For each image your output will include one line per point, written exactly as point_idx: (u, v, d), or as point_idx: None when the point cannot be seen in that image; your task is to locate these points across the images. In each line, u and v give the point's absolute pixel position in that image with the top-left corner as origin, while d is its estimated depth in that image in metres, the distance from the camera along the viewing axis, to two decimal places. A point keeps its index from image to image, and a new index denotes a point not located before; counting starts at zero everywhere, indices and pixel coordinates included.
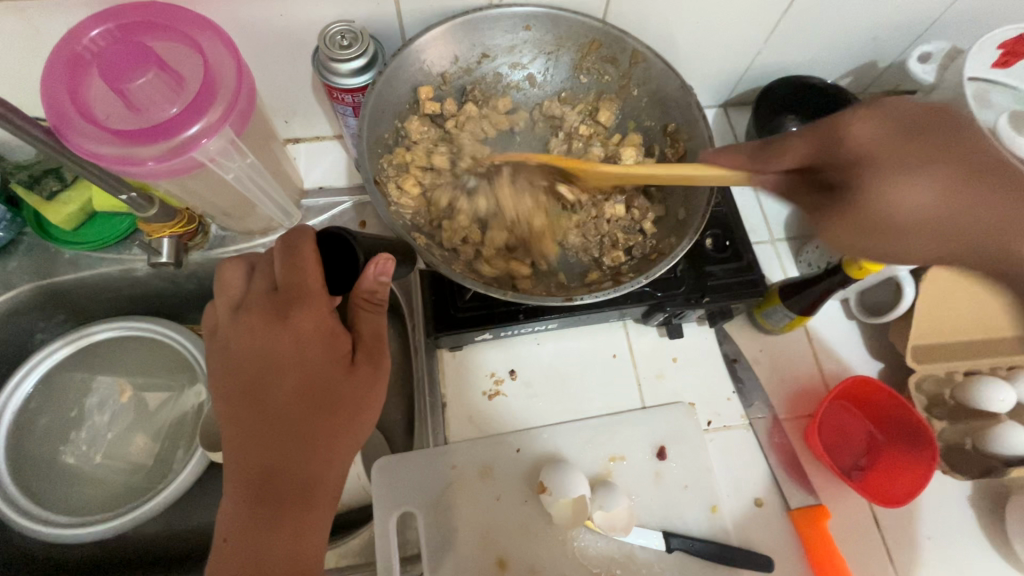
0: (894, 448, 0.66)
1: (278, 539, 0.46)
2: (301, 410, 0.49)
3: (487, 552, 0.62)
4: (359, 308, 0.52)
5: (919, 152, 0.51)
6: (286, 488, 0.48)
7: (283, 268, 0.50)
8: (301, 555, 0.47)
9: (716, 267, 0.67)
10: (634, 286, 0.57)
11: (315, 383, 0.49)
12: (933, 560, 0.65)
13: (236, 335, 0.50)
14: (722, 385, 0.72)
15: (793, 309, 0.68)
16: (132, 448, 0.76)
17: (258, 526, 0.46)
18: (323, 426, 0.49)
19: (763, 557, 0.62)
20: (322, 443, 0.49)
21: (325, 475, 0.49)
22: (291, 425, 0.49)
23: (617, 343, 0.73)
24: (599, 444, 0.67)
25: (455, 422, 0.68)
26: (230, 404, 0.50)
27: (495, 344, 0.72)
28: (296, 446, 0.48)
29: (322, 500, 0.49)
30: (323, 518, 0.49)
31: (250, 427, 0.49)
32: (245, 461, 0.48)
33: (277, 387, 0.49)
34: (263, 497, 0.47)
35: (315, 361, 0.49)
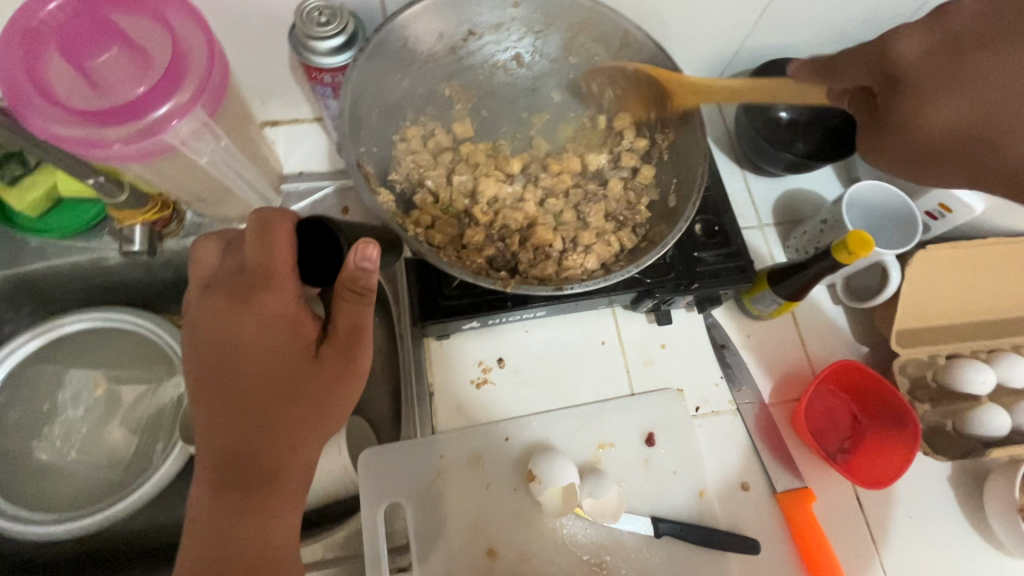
0: (877, 430, 0.68)
1: (245, 525, 0.45)
2: (265, 395, 0.47)
3: (477, 541, 0.62)
4: (341, 298, 0.48)
5: (963, 55, 0.45)
6: (252, 472, 0.46)
7: (250, 250, 0.48)
8: (267, 542, 0.46)
9: (705, 253, 0.66)
10: (625, 274, 0.57)
11: (281, 370, 0.48)
12: (915, 539, 0.66)
13: (202, 315, 0.49)
14: (711, 370, 0.72)
15: (780, 294, 0.68)
16: (109, 442, 0.74)
17: (224, 512, 0.45)
18: (287, 412, 0.48)
19: (750, 540, 0.63)
20: (287, 427, 0.48)
21: (292, 463, 0.48)
22: (256, 412, 0.47)
23: (606, 330, 0.73)
24: (588, 431, 0.67)
25: (443, 412, 0.67)
26: (195, 387, 0.48)
27: (485, 332, 0.71)
28: (264, 432, 0.47)
29: (291, 483, 0.48)
30: (291, 502, 0.48)
31: (215, 410, 0.47)
32: (212, 444, 0.47)
33: (242, 372, 0.47)
34: (229, 483, 0.46)
35: (281, 348, 0.48)
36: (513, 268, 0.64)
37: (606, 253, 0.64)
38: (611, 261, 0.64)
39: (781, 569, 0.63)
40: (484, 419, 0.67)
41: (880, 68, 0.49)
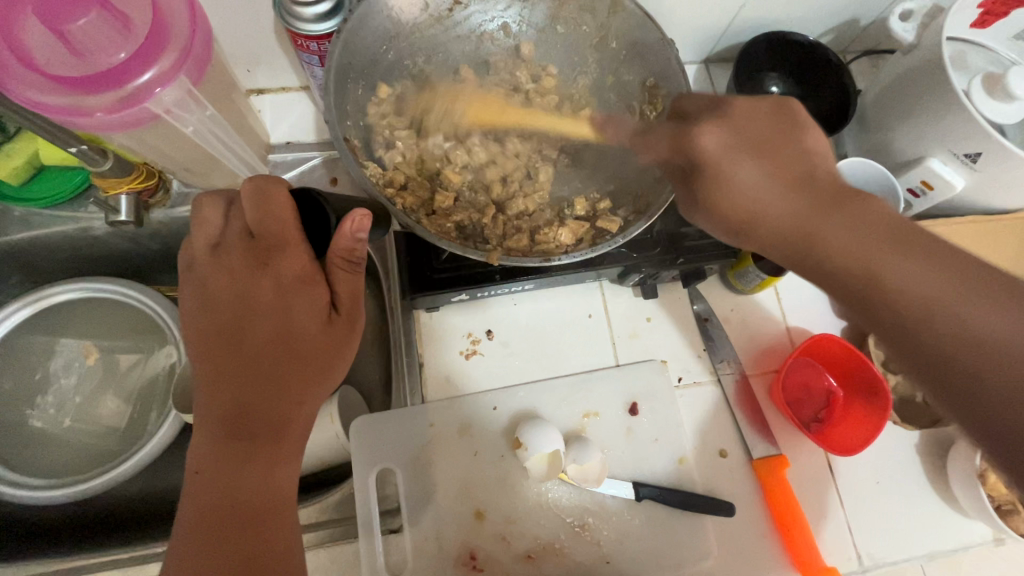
0: (850, 401, 0.71)
1: (251, 474, 0.46)
2: (275, 354, 0.48)
3: (465, 505, 0.64)
4: (335, 267, 0.49)
5: (751, 144, 0.46)
6: (259, 426, 0.47)
7: (255, 214, 0.48)
8: (271, 491, 0.47)
9: (691, 228, 0.67)
10: (612, 246, 0.57)
11: (291, 330, 0.48)
12: (879, 502, 0.70)
13: (213, 273, 0.49)
14: (693, 343, 0.74)
15: (765, 270, 0.69)
16: (102, 411, 0.75)
17: (229, 463, 0.46)
18: (296, 370, 0.49)
19: (726, 503, 0.66)
20: (297, 384, 0.49)
21: (297, 417, 0.49)
22: (264, 367, 0.48)
23: (593, 303, 0.74)
24: (574, 401, 0.69)
25: (432, 381, 0.69)
26: (201, 343, 0.48)
27: (474, 304, 0.72)
28: (270, 389, 0.48)
29: (294, 437, 0.49)
30: (295, 454, 0.49)
31: (222, 366, 0.47)
32: (217, 399, 0.47)
33: (252, 331, 0.48)
34: (233, 435, 0.47)
35: (293, 309, 0.49)
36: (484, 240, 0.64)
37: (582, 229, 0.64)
38: (600, 235, 0.64)
39: (754, 529, 0.67)
40: (472, 389, 0.69)
41: (689, 154, 0.49)
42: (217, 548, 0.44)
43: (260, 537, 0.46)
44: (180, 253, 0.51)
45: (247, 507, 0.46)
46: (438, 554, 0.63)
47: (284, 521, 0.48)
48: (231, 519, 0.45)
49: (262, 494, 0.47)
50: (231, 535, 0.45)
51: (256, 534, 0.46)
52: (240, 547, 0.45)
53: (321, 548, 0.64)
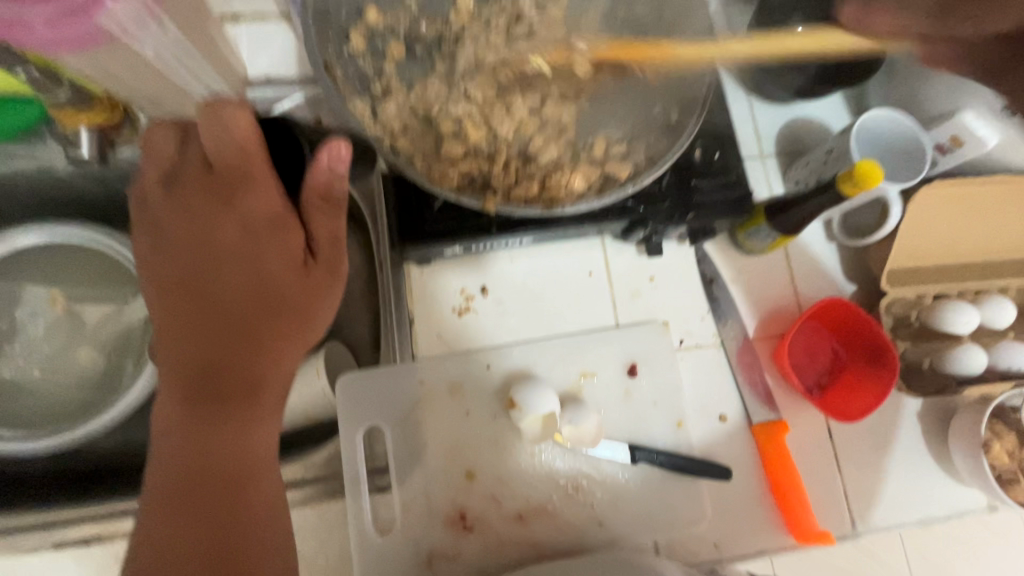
0: (855, 366, 0.68)
1: (223, 434, 0.43)
2: (243, 302, 0.46)
3: (455, 465, 0.62)
4: (312, 208, 0.47)
5: None
6: (231, 383, 0.45)
7: (214, 145, 0.46)
8: (246, 454, 0.44)
9: (702, 181, 0.62)
10: (622, 194, 0.52)
11: (259, 276, 0.46)
12: (877, 468, 0.68)
13: (171, 213, 0.47)
14: (697, 305, 0.71)
15: (778, 229, 0.66)
16: (75, 362, 0.71)
17: (199, 423, 0.43)
18: (268, 321, 0.46)
19: (722, 467, 0.64)
20: (271, 337, 0.46)
21: (271, 370, 0.46)
22: (232, 317, 0.45)
23: (594, 261, 0.70)
24: (571, 362, 0.66)
25: (423, 338, 0.66)
26: (163, 297, 0.46)
27: (468, 259, 0.68)
28: (241, 341, 0.45)
29: (271, 396, 0.46)
30: (272, 414, 0.46)
31: (188, 317, 0.45)
32: (184, 354, 0.45)
33: (218, 281, 0.46)
34: (203, 393, 0.44)
35: (264, 254, 0.46)
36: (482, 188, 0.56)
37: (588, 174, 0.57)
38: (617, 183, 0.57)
39: (749, 494, 0.66)
40: (464, 347, 0.66)
41: None
42: (186, 512, 0.41)
43: (236, 498, 0.42)
44: (138, 206, 0.48)
45: (219, 471, 0.43)
46: (427, 514, 0.61)
47: (264, 482, 0.44)
48: (200, 480, 0.42)
49: (236, 453, 0.43)
50: (202, 496, 0.42)
51: (231, 496, 0.42)
52: (213, 509, 0.41)
53: (306, 506, 0.62)
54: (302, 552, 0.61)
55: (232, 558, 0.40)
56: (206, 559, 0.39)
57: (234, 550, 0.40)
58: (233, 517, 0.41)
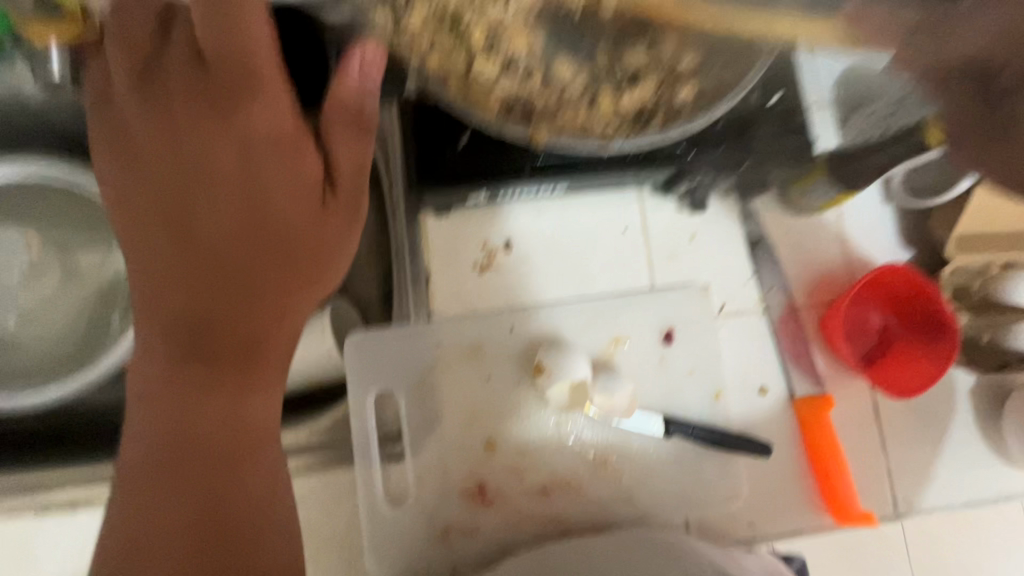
0: (907, 338, 0.63)
1: (213, 400, 0.40)
2: (241, 242, 0.42)
3: (474, 434, 0.57)
4: (330, 123, 0.43)
5: None
6: (225, 338, 0.41)
7: (212, 42, 0.40)
8: (240, 424, 0.40)
9: (761, 126, 0.55)
10: (673, 134, 0.46)
11: (257, 211, 0.42)
12: (924, 449, 0.63)
13: (160, 131, 0.42)
14: (740, 268, 0.64)
15: (839, 181, 0.58)
16: (55, 314, 0.65)
17: (185, 389, 0.40)
18: (267, 266, 0.42)
19: (762, 443, 0.60)
20: (270, 285, 0.42)
21: (274, 328, 0.43)
22: (227, 261, 0.42)
23: (629, 215, 0.63)
24: (602, 326, 0.60)
25: (439, 296, 0.60)
26: (150, 240, 0.42)
27: (491, 209, 0.61)
28: (239, 292, 0.41)
29: (270, 353, 0.43)
30: (269, 377, 0.42)
31: (179, 255, 0.42)
32: (173, 299, 0.42)
33: (212, 220, 0.42)
34: (192, 350, 0.41)
35: (267, 190, 0.42)
36: (527, 113, 0.45)
37: (652, 92, 0.45)
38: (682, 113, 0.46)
39: (788, 471, 0.61)
40: (485, 307, 0.60)
41: None
42: (176, 488, 0.38)
43: (230, 475, 0.39)
44: (116, 133, 0.44)
45: (211, 438, 0.40)
46: (442, 485, 0.56)
47: (263, 458, 0.40)
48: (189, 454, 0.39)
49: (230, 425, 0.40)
50: (192, 473, 0.38)
51: (225, 472, 0.39)
52: (205, 487, 0.38)
53: (311, 474, 0.57)
54: (306, 522, 0.56)
55: (223, 542, 0.36)
56: (195, 542, 0.36)
57: (228, 534, 0.37)
58: (226, 497, 0.38)
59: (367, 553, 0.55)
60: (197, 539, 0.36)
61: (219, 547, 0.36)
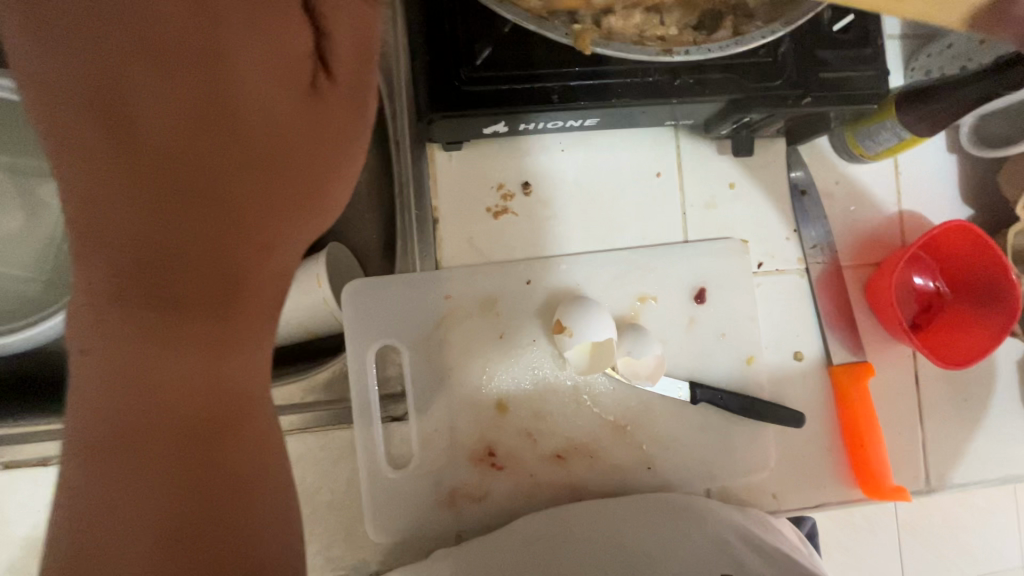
0: (963, 305, 0.57)
1: (184, 354, 0.31)
2: (218, 151, 0.31)
3: (485, 396, 0.52)
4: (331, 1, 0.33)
5: None
6: (195, 277, 0.31)
7: None
8: (220, 385, 0.32)
9: (829, 53, 0.47)
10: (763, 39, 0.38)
11: (241, 112, 0.32)
12: (967, 423, 0.59)
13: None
14: (784, 221, 0.58)
15: (912, 125, 0.51)
16: (21, 254, 0.58)
17: (144, 339, 0.30)
18: (256, 186, 0.33)
19: (795, 412, 0.55)
20: (261, 212, 0.33)
21: (260, 268, 0.33)
22: (200, 175, 0.31)
23: (664, 158, 0.56)
24: (628, 281, 0.54)
25: (449, 243, 0.53)
26: (66, 128, 0.29)
27: (508, 146, 0.54)
28: (209, 218, 0.31)
29: (257, 296, 0.34)
30: (257, 326, 0.34)
31: (121, 168, 0.30)
32: (114, 229, 0.30)
33: (168, 112, 0.30)
34: (147, 293, 0.30)
35: (245, 82, 0.32)
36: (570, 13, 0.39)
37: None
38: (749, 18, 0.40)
39: (819, 442, 0.57)
40: (498, 256, 0.54)
41: None
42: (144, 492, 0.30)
43: (215, 475, 0.31)
44: None
45: (180, 405, 0.31)
46: (450, 448, 0.52)
47: (254, 441, 0.34)
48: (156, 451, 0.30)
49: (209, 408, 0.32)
50: (164, 471, 0.30)
51: (209, 471, 0.31)
52: (184, 494, 0.30)
53: (308, 432, 0.53)
54: (303, 483, 0.52)
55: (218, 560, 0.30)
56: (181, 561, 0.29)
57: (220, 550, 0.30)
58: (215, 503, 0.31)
59: (369, 517, 0.51)
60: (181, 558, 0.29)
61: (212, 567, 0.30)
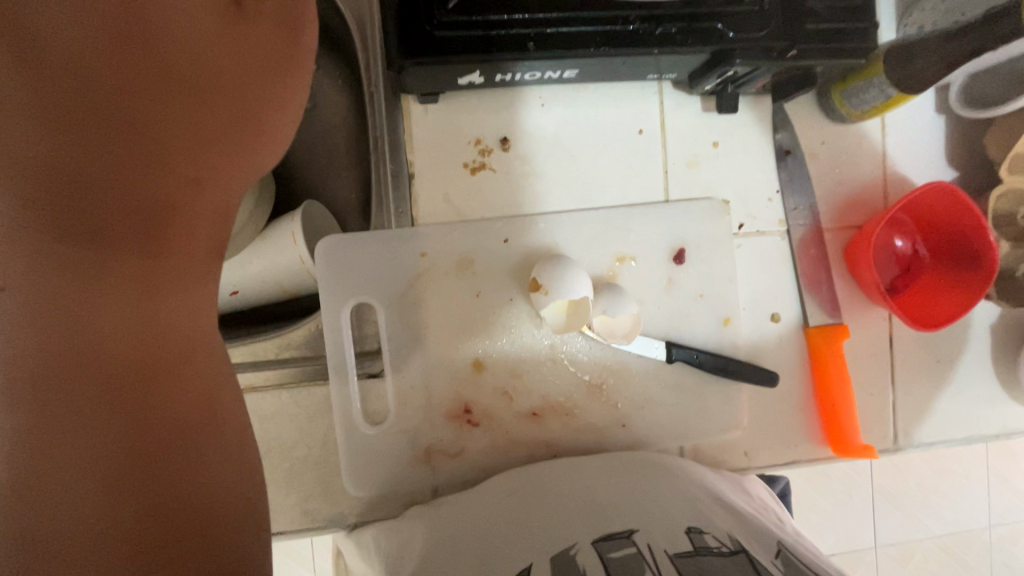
0: (939, 270, 0.57)
1: (112, 292, 0.32)
2: (149, 88, 0.33)
3: (461, 353, 0.52)
4: None
5: None
6: (125, 209, 0.32)
7: None
8: (153, 324, 0.33)
9: (819, 3, 0.45)
10: None
11: (176, 55, 0.34)
12: (936, 386, 0.60)
13: None
14: (767, 181, 0.57)
15: (900, 83, 0.50)
16: None
17: (66, 272, 0.30)
18: (191, 124, 0.35)
19: (769, 372, 0.55)
20: (196, 151, 0.35)
21: (190, 206, 0.35)
22: (132, 110, 0.32)
23: (647, 115, 0.55)
24: (606, 241, 0.54)
25: (424, 200, 0.52)
26: None
27: (485, 99, 0.52)
28: (137, 149, 0.32)
29: (189, 235, 0.36)
30: (188, 266, 0.36)
31: (38, 97, 0.30)
32: (30, 155, 0.29)
33: (92, 45, 0.31)
34: (69, 223, 0.30)
35: (177, 29, 0.34)
36: None
37: None
38: None
39: (792, 403, 0.58)
40: (474, 213, 0.53)
41: None
42: (72, 417, 0.30)
43: (150, 399, 0.32)
44: None
45: (110, 343, 0.31)
46: (425, 406, 0.52)
47: (190, 379, 0.35)
48: (83, 377, 0.30)
49: (143, 337, 0.33)
50: (91, 400, 0.30)
51: (142, 395, 0.32)
52: (121, 414, 0.31)
53: (283, 390, 0.53)
54: (279, 439, 0.53)
55: (155, 476, 0.31)
56: (119, 479, 0.30)
57: (159, 465, 0.32)
58: (152, 424, 0.32)
59: (345, 472, 0.52)
60: (120, 475, 0.30)
61: (152, 479, 0.31)
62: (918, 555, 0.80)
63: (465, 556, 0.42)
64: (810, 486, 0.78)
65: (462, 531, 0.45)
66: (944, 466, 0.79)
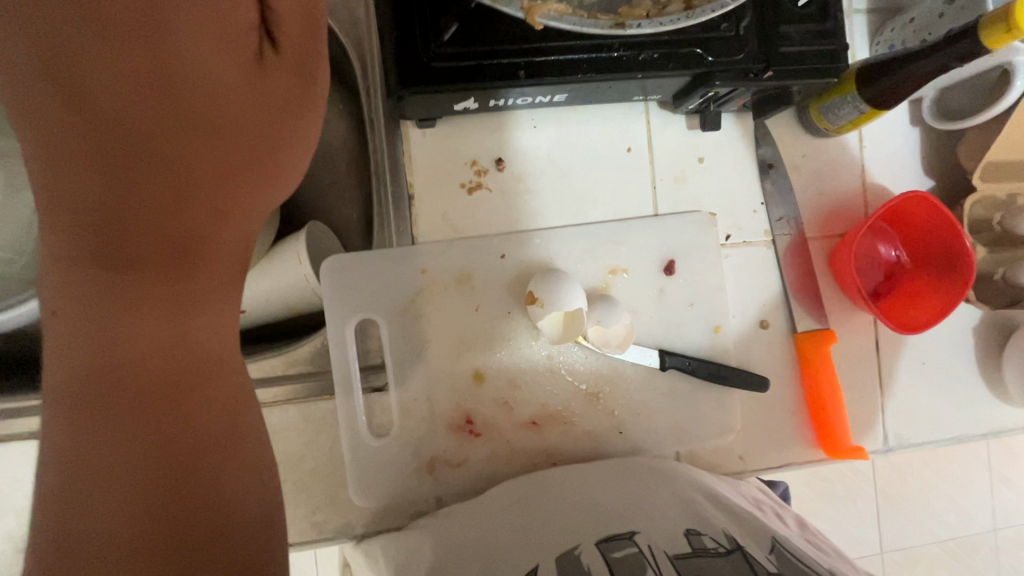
0: (921, 275, 0.60)
1: (145, 316, 0.35)
2: (174, 130, 0.36)
3: (461, 365, 0.54)
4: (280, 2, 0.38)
5: None
6: (154, 241, 0.35)
7: None
8: (183, 344, 0.36)
9: (792, 27, 0.48)
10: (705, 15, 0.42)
11: (196, 97, 0.36)
12: (922, 387, 0.62)
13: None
14: (752, 194, 0.59)
15: (872, 99, 0.53)
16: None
17: (108, 300, 0.34)
18: (211, 160, 0.37)
19: (760, 377, 0.57)
20: (216, 183, 0.37)
21: (214, 233, 0.38)
22: (159, 152, 0.36)
23: (635, 133, 0.58)
24: (599, 254, 0.56)
25: (424, 220, 0.55)
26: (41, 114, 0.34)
27: (480, 122, 0.55)
28: (164, 187, 0.36)
29: (215, 258, 0.38)
30: (216, 285, 0.38)
31: (86, 148, 0.34)
32: (81, 200, 0.34)
33: (125, 96, 0.35)
34: (111, 257, 0.34)
35: (197, 72, 0.36)
36: None
37: None
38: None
39: (783, 406, 0.60)
40: (472, 231, 0.55)
41: None
42: (110, 424, 0.33)
43: (179, 414, 0.34)
44: None
45: (141, 364, 0.34)
46: (428, 417, 0.54)
47: (220, 393, 0.37)
48: (119, 390, 0.34)
49: (172, 354, 0.35)
50: (127, 414, 0.33)
51: (172, 411, 0.34)
52: (153, 427, 0.34)
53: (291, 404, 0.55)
54: (288, 452, 0.55)
55: (184, 487, 0.33)
56: (151, 484, 0.33)
57: (188, 475, 0.33)
58: (182, 438, 0.34)
59: (352, 483, 0.53)
60: (152, 483, 0.33)
61: (181, 488, 0.33)
62: (924, 559, 0.81)
63: (468, 561, 0.44)
64: (812, 490, 0.79)
65: (465, 537, 0.47)
66: (944, 468, 0.81)
